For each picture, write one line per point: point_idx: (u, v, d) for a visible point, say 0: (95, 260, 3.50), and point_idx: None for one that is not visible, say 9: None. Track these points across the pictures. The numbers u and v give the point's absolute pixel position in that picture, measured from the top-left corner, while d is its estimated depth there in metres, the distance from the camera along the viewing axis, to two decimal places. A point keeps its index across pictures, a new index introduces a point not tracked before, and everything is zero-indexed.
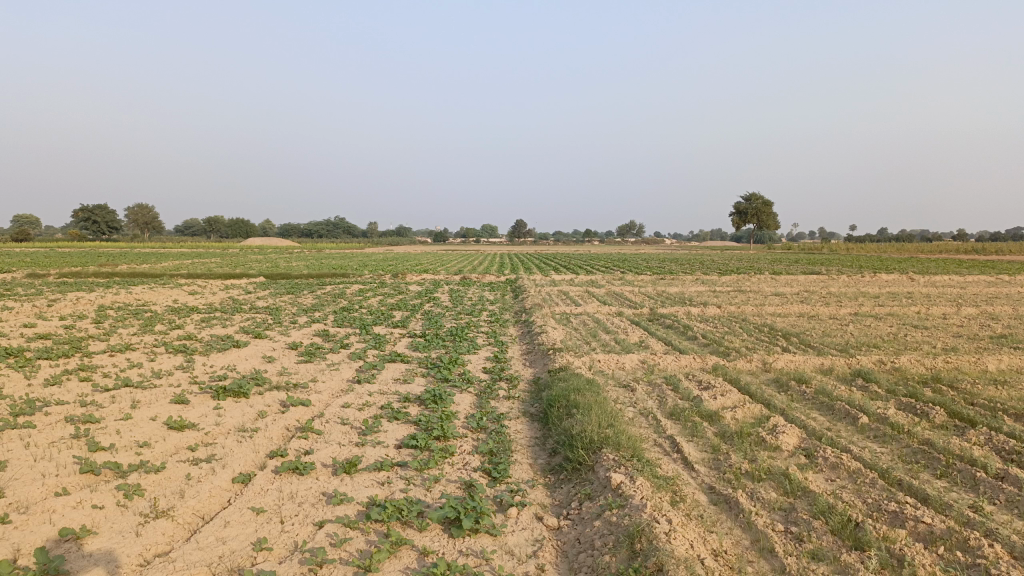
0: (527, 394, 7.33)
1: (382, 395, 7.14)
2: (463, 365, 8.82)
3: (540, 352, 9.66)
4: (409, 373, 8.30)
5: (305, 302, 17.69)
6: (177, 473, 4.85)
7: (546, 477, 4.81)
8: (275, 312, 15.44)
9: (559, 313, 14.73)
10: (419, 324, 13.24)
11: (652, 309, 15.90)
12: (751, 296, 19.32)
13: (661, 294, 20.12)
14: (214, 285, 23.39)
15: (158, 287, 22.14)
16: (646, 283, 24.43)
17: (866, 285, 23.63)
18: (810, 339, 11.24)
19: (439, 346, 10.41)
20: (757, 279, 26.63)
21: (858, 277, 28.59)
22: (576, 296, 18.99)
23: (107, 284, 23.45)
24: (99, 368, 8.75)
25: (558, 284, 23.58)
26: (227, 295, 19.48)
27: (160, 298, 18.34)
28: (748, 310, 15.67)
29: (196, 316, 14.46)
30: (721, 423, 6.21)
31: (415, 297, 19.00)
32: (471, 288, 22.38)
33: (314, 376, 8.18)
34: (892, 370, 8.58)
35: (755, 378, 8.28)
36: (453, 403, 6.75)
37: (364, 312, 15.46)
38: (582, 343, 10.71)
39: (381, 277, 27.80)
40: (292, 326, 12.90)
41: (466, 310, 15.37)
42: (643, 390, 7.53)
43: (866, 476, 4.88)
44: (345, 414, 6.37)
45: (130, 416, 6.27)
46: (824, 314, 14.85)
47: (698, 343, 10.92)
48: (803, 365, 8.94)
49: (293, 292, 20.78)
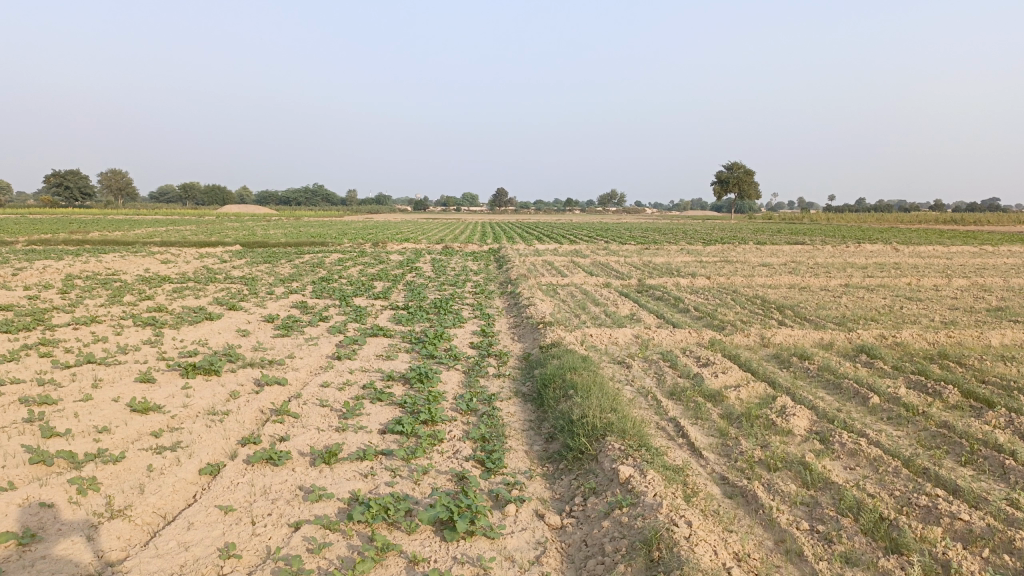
0: (518, 372, 6.91)
1: (364, 374, 6.69)
2: (449, 339, 8.40)
3: (529, 326, 9.25)
4: (392, 349, 7.86)
5: (281, 272, 17.11)
6: (137, 464, 4.39)
7: (544, 467, 4.42)
8: (251, 282, 14.87)
9: (545, 284, 14.31)
10: (401, 296, 12.76)
11: (640, 279, 15.54)
12: (739, 266, 19.00)
13: (648, 264, 19.73)
14: (189, 254, 22.70)
15: (130, 256, 21.40)
16: (631, 253, 24.08)
17: (852, 256, 23.41)
18: (805, 311, 10.93)
19: (422, 319, 9.96)
20: (742, 249, 26.35)
21: (843, 247, 28.38)
22: (561, 266, 18.57)
23: (77, 252, 22.65)
24: (61, 343, 8.22)
25: (542, 254, 23.16)
26: (201, 265, 18.85)
27: (130, 267, 17.71)
28: (737, 281, 15.35)
29: (167, 287, 13.88)
30: (725, 403, 5.84)
31: (397, 266, 18.50)
32: (453, 257, 21.90)
33: (291, 351, 7.72)
34: (896, 346, 8.26)
35: (754, 353, 7.94)
36: (441, 382, 6.33)
37: (343, 282, 14.95)
38: (571, 316, 10.30)
39: (361, 245, 27.28)
40: (267, 297, 12.38)
41: (449, 281, 14.90)
42: (639, 368, 7.15)
43: (888, 465, 4.55)
44: (324, 394, 5.93)
45: (89, 398, 5.78)
46: (816, 286, 14.56)
47: (691, 316, 10.56)
48: (802, 340, 8.62)
49: (270, 261, 20.18)
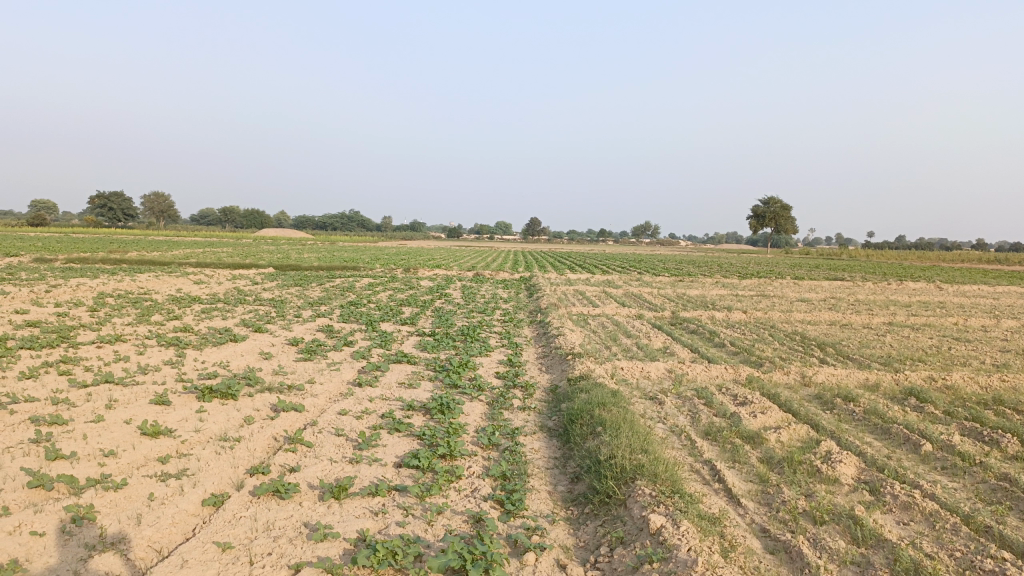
0: (544, 405, 6.59)
1: (384, 402, 6.43)
2: (474, 369, 8.13)
3: (557, 357, 8.94)
4: (415, 377, 7.61)
5: (310, 295, 17.02)
6: (138, 492, 4.17)
7: (568, 511, 4.11)
8: (279, 305, 14.77)
9: (576, 314, 14.00)
10: (428, 322, 12.54)
11: (673, 312, 15.14)
12: (776, 301, 18.49)
13: (681, 296, 19.31)
14: (222, 275, 22.81)
15: (164, 276, 21.54)
16: (665, 285, 23.66)
17: (894, 293, 22.71)
18: (848, 350, 10.46)
19: (448, 346, 9.70)
20: (779, 284, 25.75)
21: (884, 284, 27.60)
22: (592, 296, 18.23)
23: (113, 271, 22.86)
24: (82, 361, 8.11)
25: (573, 284, 22.86)
26: (232, 286, 18.85)
27: (161, 287, 17.72)
28: (775, 317, 14.87)
29: (196, 307, 13.83)
30: (764, 446, 5.47)
31: (427, 292, 18.34)
32: (484, 285, 21.70)
33: (312, 376, 7.51)
34: (947, 390, 7.79)
35: (794, 393, 7.54)
36: (463, 413, 6.05)
37: (371, 307, 14.78)
38: (602, 348, 9.96)
39: (392, 271, 27.24)
40: (293, 320, 12.23)
41: (478, 308, 14.64)
42: (672, 405, 6.79)
43: (946, 521, 4.15)
44: (340, 423, 5.68)
45: (100, 419, 5.60)
46: (857, 324, 14.03)
47: (727, 352, 10.15)
48: (844, 380, 8.19)
49: (300, 284, 20.14)
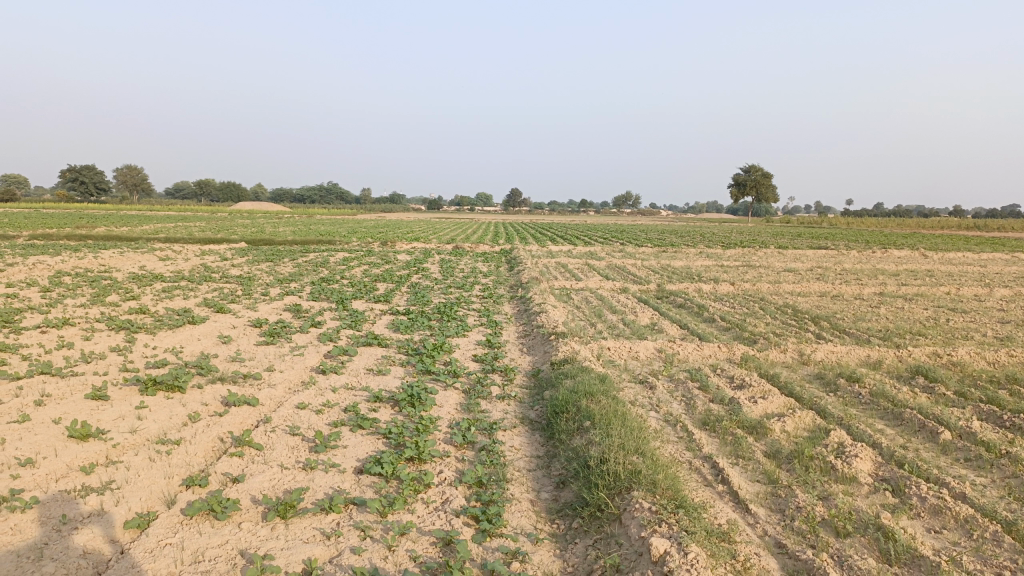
0: (526, 393, 6.02)
1: (348, 393, 5.83)
2: (450, 351, 7.53)
3: (540, 336, 8.36)
4: (385, 362, 7.00)
5: (280, 272, 16.29)
6: (48, 513, 3.54)
7: (553, 525, 3.55)
8: (247, 282, 14.05)
9: (558, 288, 13.41)
10: (403, 299, 11.89)
11: (659, 285, 14.60)
12: (763, 272, 18.02)
13: (666, 267, 18.77)
14: (192, 251, 21.98)
15: (129, 252, 20.66)
16: (648, 256, 23.12)
17: (880, 262, 22.34)
18: (844, 323, 9.97)
19: (423, 326, 9.08)
20: (765, 254, 25.29)
21: (870, 253, 27.24)
22: (575, 269, 17.65)
23: (76, 248, 21.91)
24: (20, 348, 7.42)
25: (555, 256, 22.26)
26: (200, 262, 18.07)
27: (124, 265, 16.89)
28: (763, 288, 14.37)
29: (157, 286, 13.08)
30: (770, 440, 4.93)
31: (403, 267, 17.68)
32: (463, 258, 21.03)
33: (272, 363, 6.88)
34: (954, 367, 7.31)
35: (794, 374, 7.02)
36: (436, 405, 5.46)
37: (344, 283, 14.10)
38: (587, 326, 9.39)
39: (369, 244, 26.48)
40: (258, 299, 11.54)
41: (457, 283, 14.00)
42: (664, 390, 6.24)
43: (984, 528, 3.63)
44: (297, 419, 5.07)
45: (23, 419, 4.96)
46: (849, 295, 13.57)
47: (718, 328, 9.62)
48: (845, 358, 7.69)
49: (272, 260, 19.39)
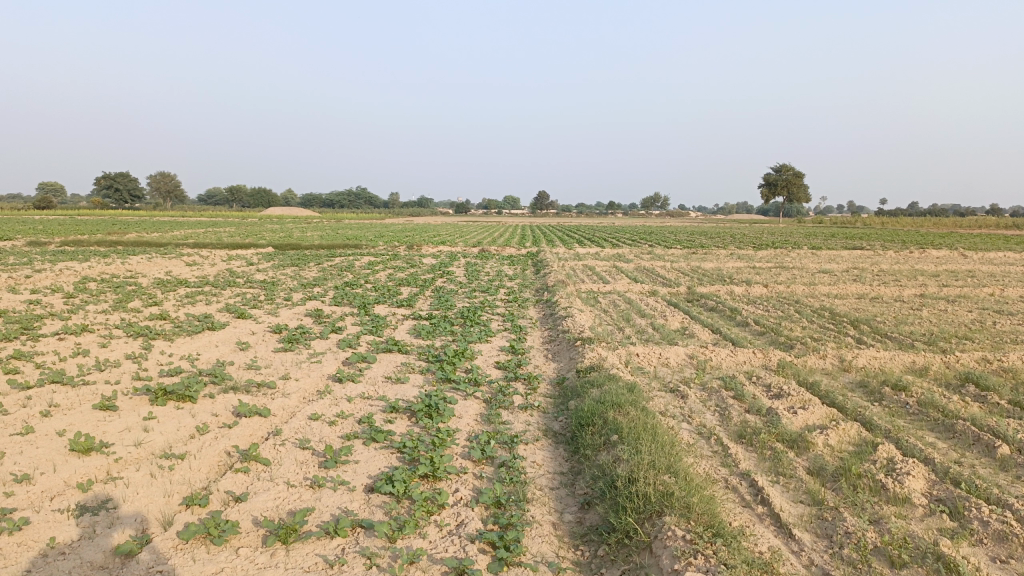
0: (550, 403, 5.71)
1: (364, 403, 5.58)
2: (472, 357, 7.26)
3: (565, 342, 8.05)
4: (404, 369, 6.75)
5: (305, 276, 16.17)
6: (37, 535, 3.31)
7: (577, 552, 3.26)
8: (270, 287, 13.92)
9: (585, 291, 13.08)
10: (426, 304, 11.66)
11: (689, 287, 14.20)
12: (796, 273, 17.51)
13: (696, 269, 18.33)
14: (218, 256, 22.00)
15: (157, 258, 20.72)
16: (678, 258, 22.68)
17: (918, 262, 21.66)
18: (884, 327, 9.52)
19: (445, 332, 8.82)
20: (798, 255, 24.70)
21: (907, 253, 26.49)
22: (603, 272, 17.30)
23: (105, 254, 22.05)
24: (36, 356, 7.29)
25: (583, 258, 21.92)
26: (225, 268, 18.04)
27: (150, 270, 16.90)
28: (798, 290, 13.90)
29: (180, 292, 13.01)
30: (812, 456, 4.58)
31: (428, 271, 17.47)
32: (489, 261, 20.79)
33: (288, 371, 6.66)
34: (1006, 373, 6.87)
35: (835, 381, 6.64)
36: (455, 417, 5.18)
37: (367, 288, 13.92)
38: (614, 331, 9.06)
39: (395, 249, 26.36)
40: (280, 304, 11.37)
41: (481, 287, 13.73)
42: (697, 399, 5.90)
43: None
44: (308, 432, 4.83)
45: (27, 431, 4.77)
46: (888, 297, 13.05)
47: (752, 332, 9.23)
48: (888, 364, 7.28)
49: (297, 264, 19.33)
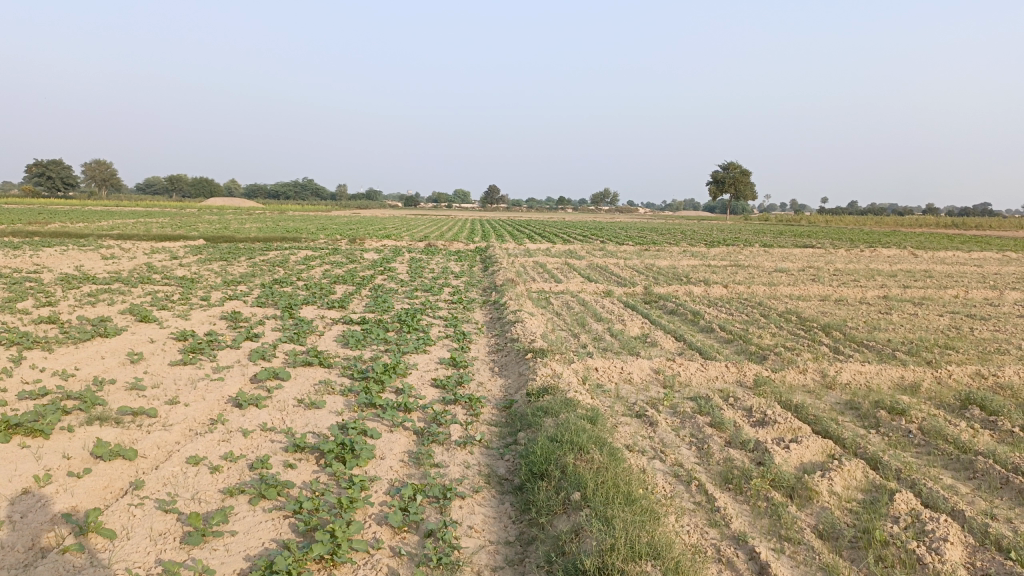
0: (494, 436, 4.71)
1: (263, 438, 4.48)
2: (403, 372, 6.21)
3: (513, 353, 7.05)
4: (322, 390, 5.67)
5: (231, 272, 14.79)
6: None
7: None
8: (189, 284, 12.58)
9: (536, 292, 12.11)
10: (360, 305, 10.51)
11: (646, 287, 13.36)
12: (754, 272, 16.86)
13: (651, 267, 17.54)
14: (142, 249, 20.36)
15: (71, 250, 19.01)
16: (631, 255, 21.89)
17: (872, 262, 21.32)
18: (859, 335, 8.77)
19: (376, 339, 7.73)
20: (751, 253, 24.22)
21: (858, 251, 26.28)
22: (554, 270, 16.35)
23: (15, 246, 20.16)
24: None
25: (533, 254, 20.97)
26: (145, 262, 16.51)
27: (58, 265, 15.30)
28: (759, 291, 13.18)
29: (83, 290, 11.58)
30: (819, 513, 3.67)
31: (368, 267, 16.27)
32: (435, 256, 19.65)
33: (179, 393, 5.52)
34: (1006, 392, 6.13)
35: (822, 403, 5.80)
36: (376, 457, 4.14)
37: (297, 286, 12.69)
38: (569, 339, 8.09)
39: (336, 242, 25.00)
40: (193, 306, 10.09)
41: (423, 286, 12.64)
42: (668, 429, 4.96)
43: None
44: (182, 485, 3.72)
45: None
46: (852, 299, 12.41)
47: (720, 340, 8.36)
48: (875, 381, 6.48)
49: (226, 259, 17.91)
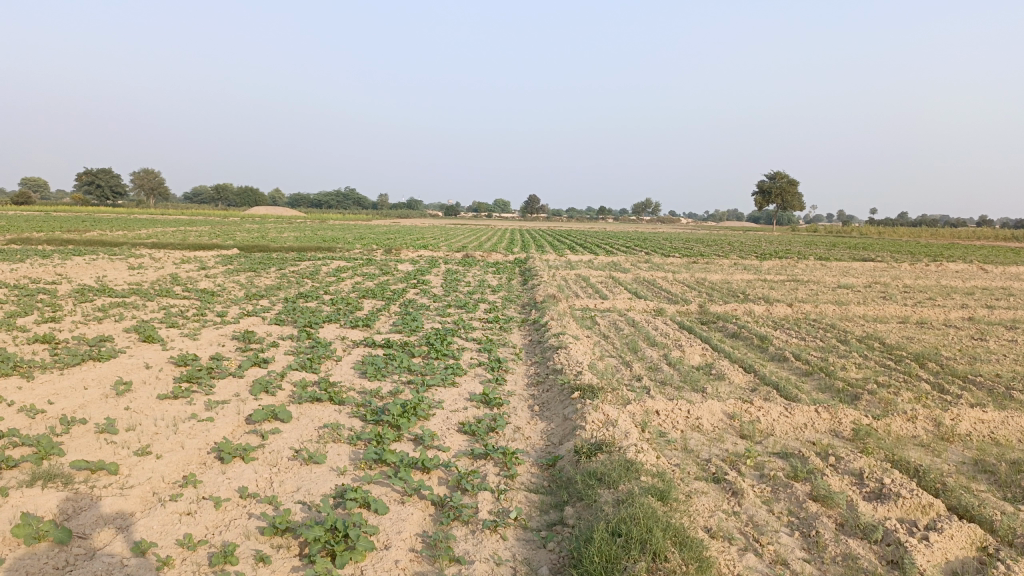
0: (534, 511, 3.66)
1: (240, 512, 3.49)
2: (426, 413, 5.20)
3: (556, 388, 5.99)
4: (327, 436, 4.69)
5: (256, 285, 13.98)
6: None
7: None
8: (209, 298, 11.76)
9: (580, 310, 11.03)
10: (387, 324, 9.55)
11: (700, 305, 12.19)
12: (817, 289, 15.53)
13: (703, 283, 16.29)
14: (172, 259, 19.74)
15: (99, 260, 18.44)
16: (679, 268, 20.66)
17: (942, 278, 19.76)
18: (960, 368, 7.52)
19: (399, 367, 6.73)
20: (808, 266, 22.78)
21: (923, 266, 24.62)
22: (598, 284, 15.25)
23: (45, 254, 19.74)
24: None
25: (575, 267, 19.88)
26: (170, 273, 15.84)
27: (80, 276, 14.67)
28: (827, 311, 11.91)
29: (96, 304, 10.82)
30: None
31: (402, 280, 15.36)
32: (472, 268, 18.67)
33: (156, 439, 4.58)
34: None
35: (946, 465, 4.63)
36: (379, 549, 3.13)
37: (322, 301, 11.78)
38: (621, 370, 6.99)
39: (372, 253, 24.19)
40: (205, 323, 9.22)
41: (457, 302, 11.63)
42: (758, 503, 3.86)
43: None
44: None
45: None
46: (935, 322, 11.08)
47: (797, 374, 7.17)
48: (1002, 433, 5.29)
49: (254, 269, 17.16)
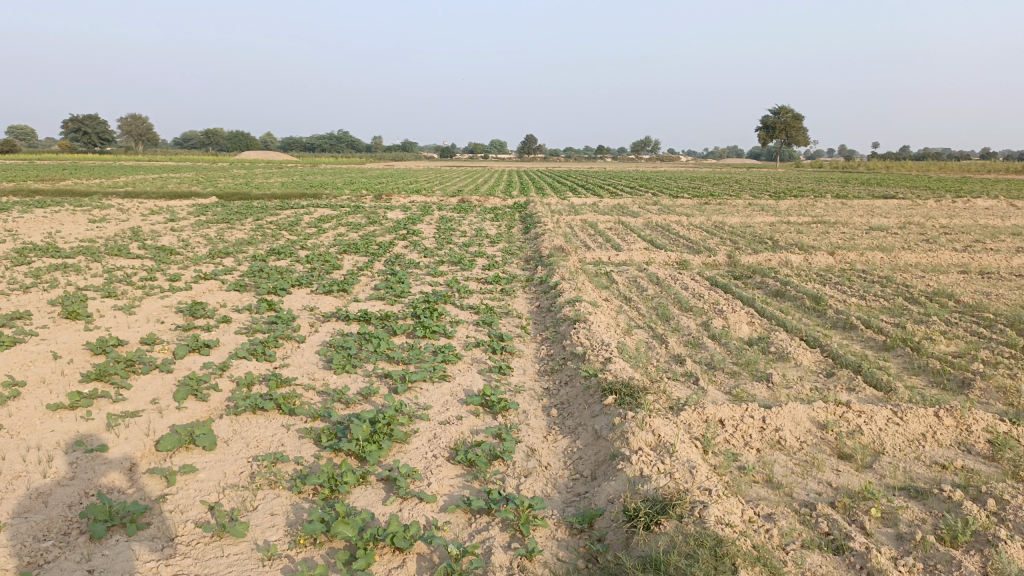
0: None
1: None
2: (405, 431, 3.76)
3: (578, 384, 4.53)
4: (260, 477, 3.26)
5: (225, 240, 12.40)
6: None
7: None
8: (166, 257, 10.21)
9: (593, 265, 9.53)
10: (367, 288, 8.07)
11: (727, 255, 10.69)
12: (850, 232, 13.97)
13: (723, 227, 14.73)
14: (141, 211, 18.03)
15: (59, 213, 16.75)
16: (692, 211, 19.03)
17: (978, 216, 18.18)
18: None
19: (375, 352, 5.27)
20: (830, 206, 21.13)
21: (951, 203, 22.92)
22: (608, 232, 13.69)
23: (4, 207, 17.99)
24: None
25: (580, 211, 18.26)
26: (133, 227, 14.21)
27: (31, 232, 13.06)
28: (872, 260, 10.41)
29: (32, 267, 9.28)
30: None
31: (391, 230, 13.79)
32: (469, 216, 17.04)
33: (9, 492, 3.14)
34: None
35: None
36: None
37: (296, 259, 10.24)
38: (656, 349, 5.53)
39: (361, 199, 22.49)
40: (150, 291, 7.73)
41: (451, 257, 10.07)
42: None
43: None
44: None
45: None
46: (1001, 272, 9.56)
47: (873, 350, 5.71)
48: None
49: (228, 221, 15.52)
